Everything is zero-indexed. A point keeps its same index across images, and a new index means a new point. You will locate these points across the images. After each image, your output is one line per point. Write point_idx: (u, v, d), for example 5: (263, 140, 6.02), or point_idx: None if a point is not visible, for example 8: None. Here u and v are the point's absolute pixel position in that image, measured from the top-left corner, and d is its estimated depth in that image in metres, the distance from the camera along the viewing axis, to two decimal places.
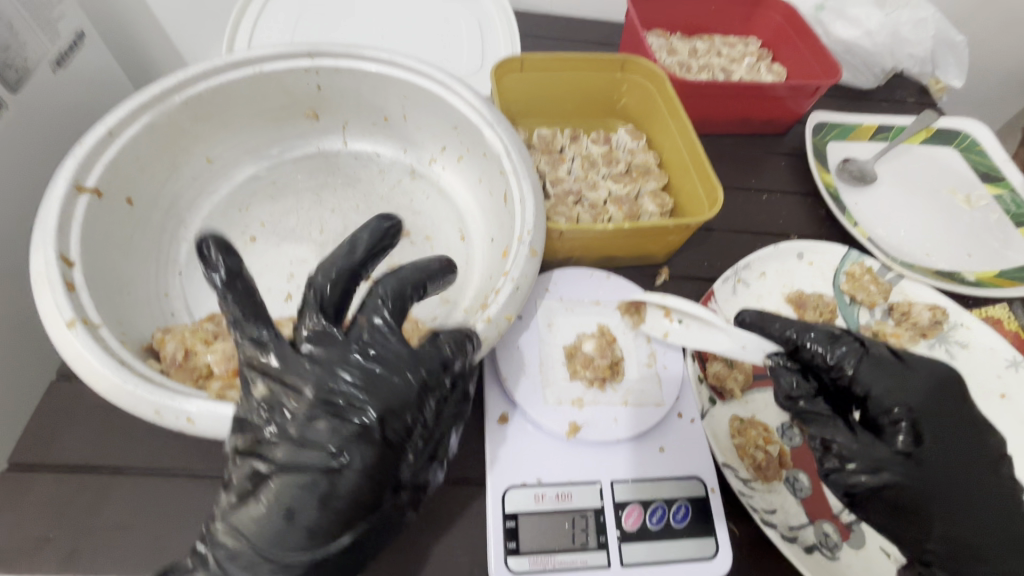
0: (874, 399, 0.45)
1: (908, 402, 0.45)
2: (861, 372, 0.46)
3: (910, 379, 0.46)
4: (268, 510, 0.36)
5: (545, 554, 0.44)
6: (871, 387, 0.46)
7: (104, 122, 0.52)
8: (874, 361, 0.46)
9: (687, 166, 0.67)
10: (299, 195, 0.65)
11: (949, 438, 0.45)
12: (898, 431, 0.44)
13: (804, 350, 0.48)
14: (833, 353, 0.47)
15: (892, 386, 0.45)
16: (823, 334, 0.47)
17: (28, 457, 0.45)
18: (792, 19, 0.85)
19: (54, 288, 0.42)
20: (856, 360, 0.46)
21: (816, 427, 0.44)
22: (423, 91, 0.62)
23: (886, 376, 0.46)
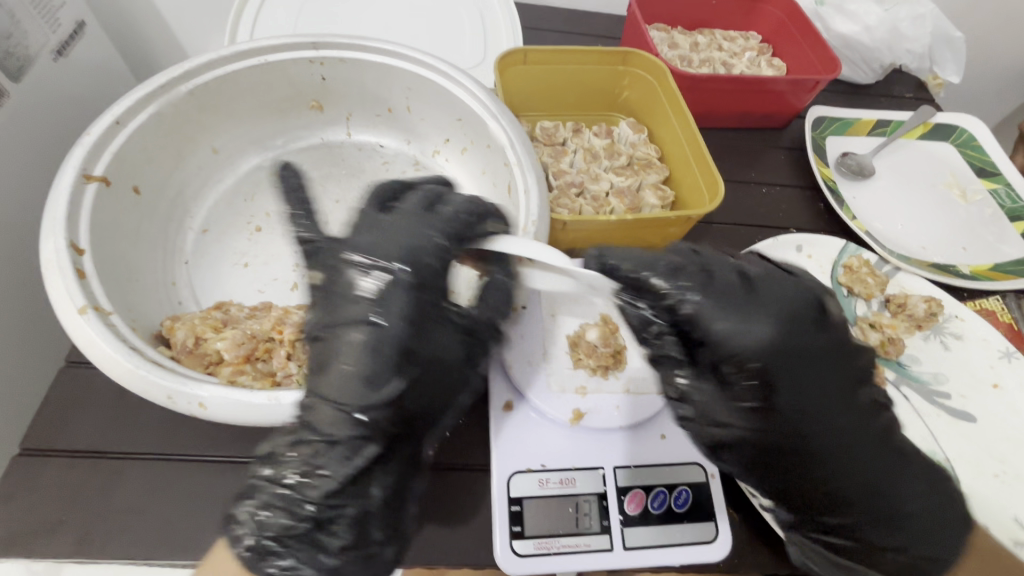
0: (713, 347, 0.38)
1: (748, 350, 0.37)
2: (700, 318, 0.38)
3: (754, 314, 0.38)
4: (334, 375, 0.39)
5: (549, 537, 0.45)
6: (711, 334, 0.38)
7: (111, 111, 0.52)
8: (707, 299, 0.38)
9: (687, 160, 0.68)
10: (304, 185, 0.65)
11: (821, 380, 0.40)
12: (739, 383, 0.39)
13: (647, 285, 0.39)
14: (675, 287, 0.38)
15: (732, 332, 0.38)
16: (663, 267, 0.39)
17: (41, 442, 0.46)
18: (792, 15, 0.86)
19: (65, 276, 0.42)
20: (698, 300, 0.38)
21: (666, 372, 0.41)
22: (428, 83, 0.63)
23: (728, 318, 0.38)
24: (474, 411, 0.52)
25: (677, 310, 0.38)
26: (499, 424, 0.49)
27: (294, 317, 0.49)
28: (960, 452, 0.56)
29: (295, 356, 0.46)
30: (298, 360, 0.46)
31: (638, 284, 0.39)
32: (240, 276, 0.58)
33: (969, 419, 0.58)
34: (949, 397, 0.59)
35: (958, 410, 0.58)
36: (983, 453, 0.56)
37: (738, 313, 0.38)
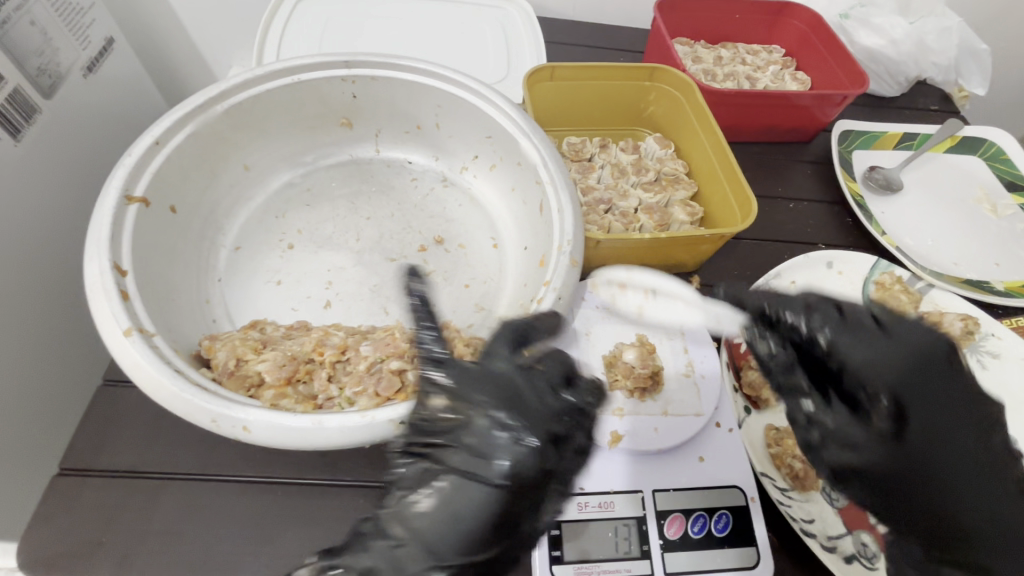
0: (849, 373, 0.41)
1: (885, 376, 0.41)
2: (837, 342, 0.42)
3: (892, 349, 0.41)
4: (417, 518, 0.34)
5: (589, 562, 0.44)
6: (847, 359, 0.41)
7: (151, 131, 0.52)
8: (851, 331, 0.42)
9: (717, 176, 0.67)
10: (334, 202, 0.65)
11: (939, 415, 0.41)
12: (877, 407, 0.41)
13: (781, 320, 0.45)
14: (806, 321, 0.44)
15: (870, 360, 0.41)
16: (798, 306, 0.44)
17: (79, 462, 0.46)
18: (816, 28, 0.86)
19: (109, 297, 0.43)
20: (829, 328, 0.43)
21: (789, 399, 0.45)
22: (458, 100, 0.63)
23: (866, 346, 0.41)
24: None
25: (811, 342, 0.43)
26: None
27: (334, 338, 0.49)
28: None
29: (335, 378, 0.46)
30: (338, 382, 0.46)
31: (775, 319, 0.45)
32: (272, 294, 0.58)
33: (1009, 441, 0.57)
34: None
35: None
36: None
37: (870, 344, 0.41)
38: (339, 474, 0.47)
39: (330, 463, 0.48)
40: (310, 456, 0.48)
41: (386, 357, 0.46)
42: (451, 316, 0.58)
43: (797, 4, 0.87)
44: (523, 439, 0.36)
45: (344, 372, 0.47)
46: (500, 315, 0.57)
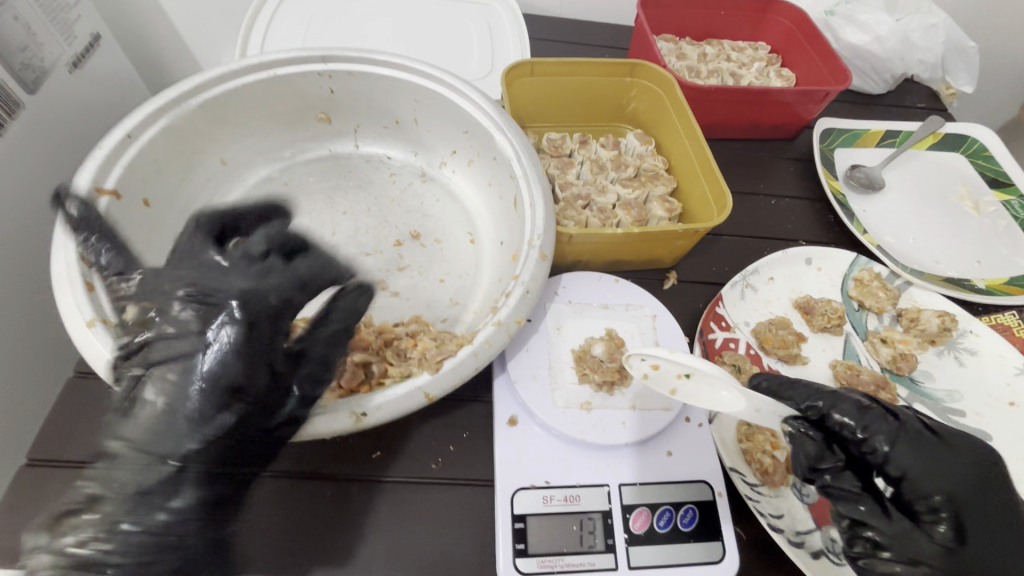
0: (908, 479, 0.43)
1: (947, 488, 0.42)
2: (894, 451, 0.43)
3: (950, 461, 0.43)
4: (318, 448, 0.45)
5: (553, 556, 0.44)
6: (906, 468, 0.43)
7: (123, 125, 0.53)
8: (909, 439, 0.44)
9: (695, 171, 0.67)
10: (311, 197, 0.66)
11: (1000, 537, 0.41)
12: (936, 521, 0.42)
13: (832, 419, 0.45)
14: (862, 425, 0.44)
15: (926, 468, 0.43)
16: (852, 406, 0.45)
17: (47, 453, 0.46)
18: (802, 24, 0.85)
19: (74, 288, 0.43)
20: (889, 436, 0.44)
21: (841, 503, 0.42)
22: (435, 96, 0.63)
23: (923, 458, 0.43)
24: (478, 424, 0.52)
25: (867, 448, 0.44)
26: (504, 439, 0.49)
27: None
28: None
29: None
30: None
31: (821, 417, 0.46)
32: None
33: (984, 437, 0.56)
34: (963, 414, 0.58)
35: (973, 428, 0.57)
36: None
37: (927, 456, 0.43)
38: (305, 465, 0.47)
39: (296, 455, 0.48)
40: None
41: (351, 351, 0.47)
42: (424, 310, 0.58)
43: (783, 1, 0.87)
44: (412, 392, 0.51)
45: None
46: (473, 311, 0.57)
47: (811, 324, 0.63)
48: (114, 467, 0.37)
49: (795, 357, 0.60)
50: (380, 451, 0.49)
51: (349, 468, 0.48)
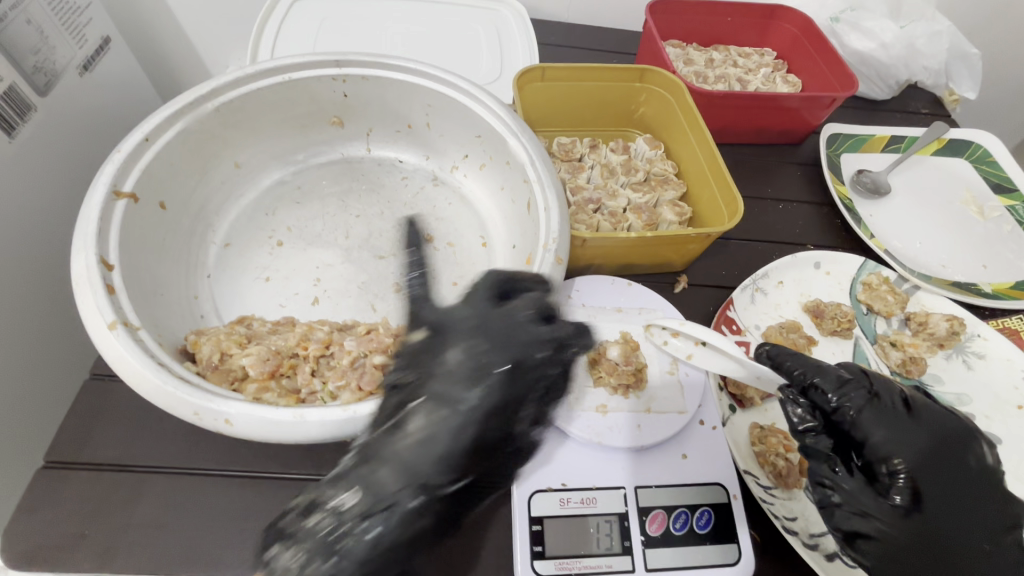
0: (871, 446, 0.45)
1: (907, 456, 0.44)
2: (862, 419, 0.45)
3: (915, 432, 0.45)
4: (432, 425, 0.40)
5: (571, 558, 0.45)
6: (871, 435, 0.45)
7: (141, 128, 0.53)
8: (877, 409, 0.46)
9: (705, 176, 0.68)
10: (324, 200, 0.66)
11: (950, 501, 0.43)
12: (894, 485, 0.44)
13: (811, 390, 0.47)
14: (838, 395, 0.46)
15: (891, 437, 0.45)
16: (832, 377, 0.46)
17: (65, 455, 0.46)
18: (808, 31, 0.86)
19: (95, 291, 0.43)
20: (858, 405, 0.46)
21: (812, 461, 0.46)
22: (447, 100, 0.64)
23: (890, 427, 0.45)
24: None
25: (840, 415, 0.46)
26: None
27: (317, 333, 0.50)
28: None
29: (318, 372, 0.47)
30: (321, 376, 0.46)
31: (804, 384, 0.47)
32: (261, 290, 0.58)
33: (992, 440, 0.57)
34: (972, 417, 0.59)
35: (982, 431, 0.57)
36: (1010, 476, 0.55)
37: (894, 425, 0.45)
38: (323, 468, 0.48)
39: (313, 457, 0.48)
40: (295, 450, 0.48)
41: (370, 352, 0.47)
42: None
43: (789, 8, 0.88)
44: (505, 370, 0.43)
45: (327, 367, 0.47)
46: None
47: (821, 328, 0.64)
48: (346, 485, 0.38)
49: None
50: None
51: None
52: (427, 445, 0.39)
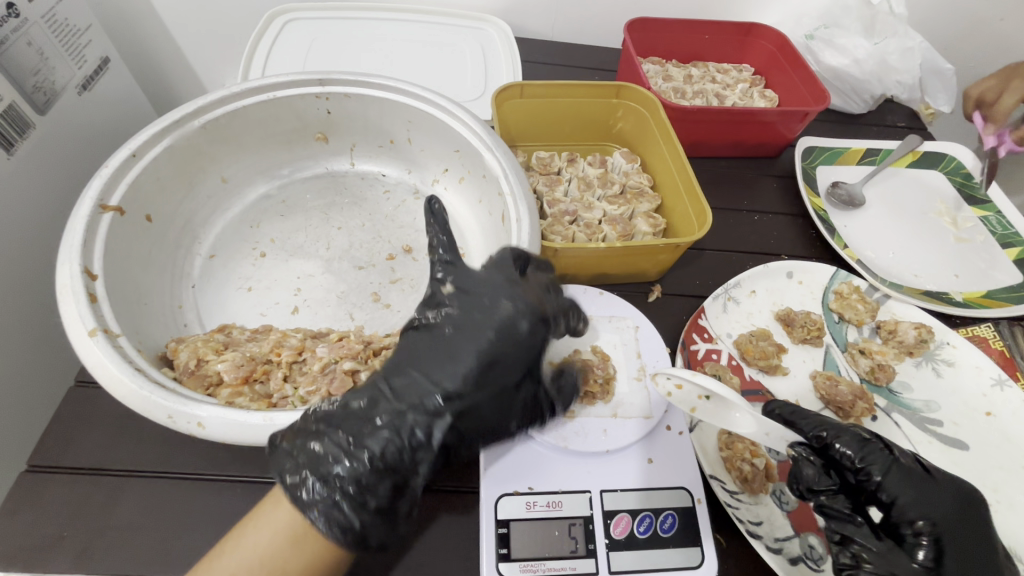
0: (899, 507, 0.45)
1: (934, 517, 0.45)
2: (889, 480, 0.46)
3: (940, 495, 0.46)
4: (442, 363, 0.45)
5: (536, 561, 0.45)
6: (898, 495, 0.46)
7: (128, 145, 0.55)
8: (904, 470, 0.46)
9: (678, 189, 0.70)
10: (307, 213, 0.68)
11: (979, 565, 0.43)
12: (920, 545, 0.45)
13: (834, 449, 0.48)
14: (862, 455, 0.47)
15: (918, 498, 0.45)
16: (852, 438, 0.47)
17: (46, 459, 0.48)
18: (783, 49, 0.88)
19: (78, 300, 0.45)
20: (884, 467, 0.46)
21: (835, 522, 0.46)
22: (426, 117, 0.66)
23: (917, 488, 0.46)
24: None
25: (864, 476, 0.47)
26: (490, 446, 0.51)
27: (292, 339, 0.52)
28: None
29: (291, 377, 0.49)
30: (294, 382, 0.48)
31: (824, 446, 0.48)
32: (243, 300, 0.60)
33: (961, 447, 0.58)
34: (940, 423, 0.59)
35: (949, 438, 0.58)
36: (976, 481, 0.55)
37: (919, 486, 0.46)
38: None
39: None
40: (269, 456, 0.50)
41: (341, 359, 0.49)
42: (414, 322, 0.60)
43: (765, 25, 0.90)
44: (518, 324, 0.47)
45: (300, 373, 0.49)
46: None
47: (792, 336, 0.65)
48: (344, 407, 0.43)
49: (776, 368, 0.61)
50: None
51: None
52: (433, 380, 0.45)
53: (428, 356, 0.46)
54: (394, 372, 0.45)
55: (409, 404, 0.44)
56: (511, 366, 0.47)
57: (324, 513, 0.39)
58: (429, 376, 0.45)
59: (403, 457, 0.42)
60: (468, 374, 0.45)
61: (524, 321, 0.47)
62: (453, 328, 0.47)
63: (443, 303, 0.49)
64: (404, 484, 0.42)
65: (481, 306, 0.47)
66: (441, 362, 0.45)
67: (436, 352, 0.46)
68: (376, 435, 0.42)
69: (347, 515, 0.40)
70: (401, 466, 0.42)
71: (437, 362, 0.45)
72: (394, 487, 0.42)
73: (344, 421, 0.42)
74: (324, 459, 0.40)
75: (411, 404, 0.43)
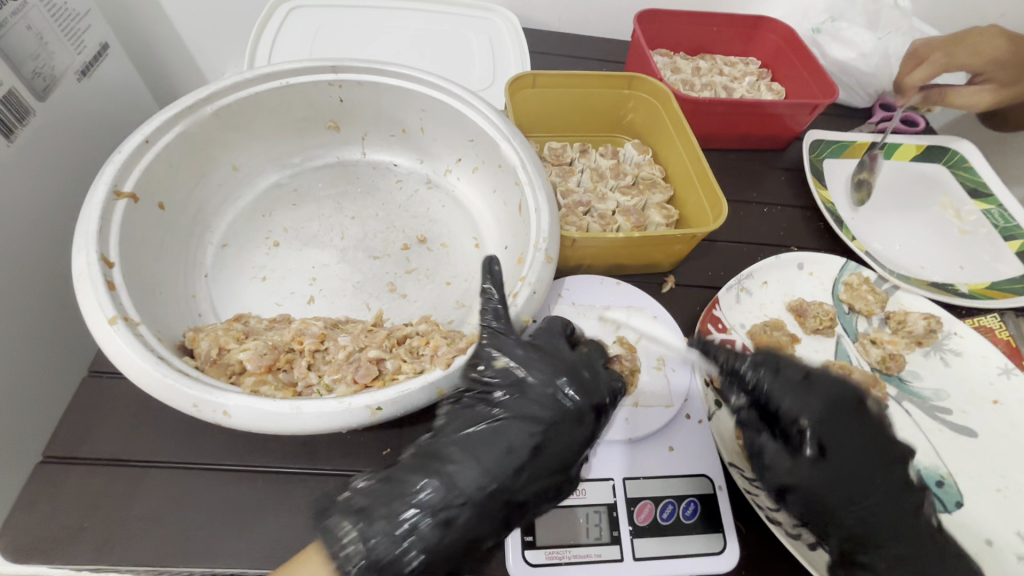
0: (784, 413, 0.49)
1: (812, 416, 0.48)
2: (774, 389, 0.49)
3: (818, 394, 0.49)
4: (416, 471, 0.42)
5: (561, 548, 0.46)
6: (782, 402, 0.49)
7: (141, 131, 0.54)
8: (788, 377, 0.50)
9: (691, 180, 0.70)
10: (320, 202, 0.67)
11: (851, 455, 0.47)
12: (804, 443, 0.48)
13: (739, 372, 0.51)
14: (755, 370, 0.50)
15: (797, 398, 0.49)
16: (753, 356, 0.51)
17: (61, 450, 0.47)
18: (791, 41, 0.89)
19: (96, 287, 0.44)
20: (770, 377, 0.50)
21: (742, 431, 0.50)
22: (441, 106, 0.65)
23: (794, 391, 0.49)
24: None
25: (758, 389, 0.50)
26: None
27: (312, 328, 0.51)
28: (962, 467, 0.56)
29: (314, 366, 0.48)
30: (318, 370, 0.48)
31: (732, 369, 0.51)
32: (258, 290, 0.60)
33: (970, 434, 0.59)
34: (949, 412, 0.60)
35: (958, 425, 0.59)
36: (986, 467, 0.56)
37: (801, 392, 0.49)
38: (316, 462, 0.49)
39: (310, 452, 0.49)
40: (291, 445, 0.49)
41: (365, 348, 0.49)
42: (432, 312, 0.59)
43: (772, 19, 0.91)
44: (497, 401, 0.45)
45: (323, 362, 0.49)
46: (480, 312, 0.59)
47: (804, 326, 0.66)
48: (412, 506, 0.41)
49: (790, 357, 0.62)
50: (390, 448, 0.50)
51: (362, 464, 0.49)
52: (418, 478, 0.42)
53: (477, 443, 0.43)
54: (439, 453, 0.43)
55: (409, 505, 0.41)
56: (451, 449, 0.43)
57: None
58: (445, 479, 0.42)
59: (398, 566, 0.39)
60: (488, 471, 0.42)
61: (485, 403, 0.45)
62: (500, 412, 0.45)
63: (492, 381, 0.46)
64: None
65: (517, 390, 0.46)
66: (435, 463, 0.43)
67: (490, 437, 0.43)
68: (433, 525, 0.40)
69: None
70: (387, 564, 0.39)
71: (492, 449, 0.43)
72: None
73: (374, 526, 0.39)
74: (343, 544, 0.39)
75: (467, 495, 0.41)
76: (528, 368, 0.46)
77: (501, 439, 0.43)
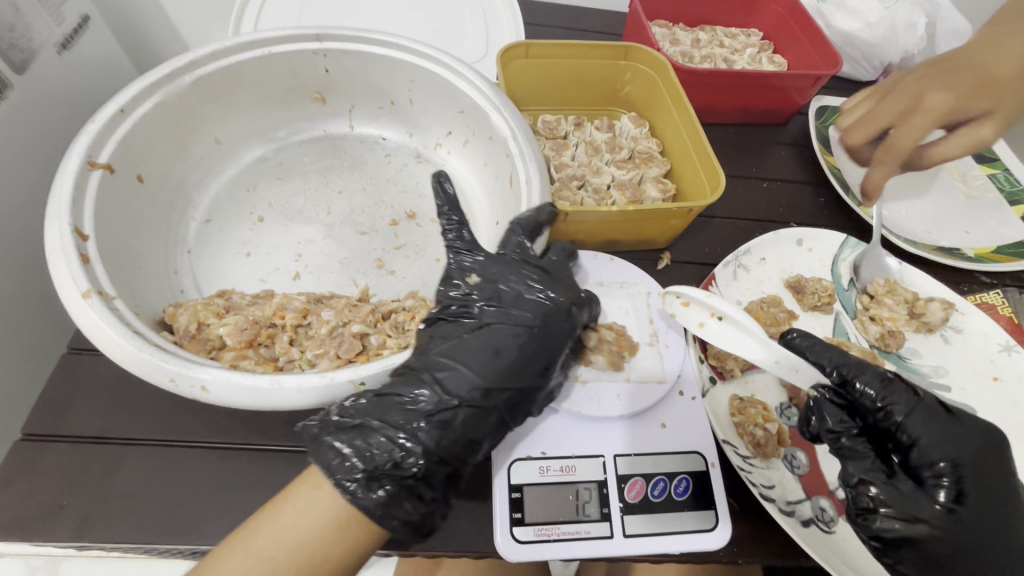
0: (920, 449, 0.42)
1: (955, 457, 0.42)
2: (910, 421, 0.43)
3: (962, 432, 0.43)
4: (476, 355, 0.43)
5: (550, 525, 0.45)
6: (920, 436, 0.43)
7: (116, 100, 0.52)
8: (927, 412, 0.43)
9: (689, 154, 0.68)
10: (306, 176, 0.66)
11: (992, 511, 0.41)
12: (941, 485, 0.42)
13: (854, 387, 0.45)
14: (883, 395, 0.44)
15: (942, 440, 0.42)
16: (876, 377, 0.44)
17: (41, 428, 0.46)
18: (793, 11, 0.86)
19: (69, 260, 0.43)
20: (906, 408, 0.43)
21: (855, 463, 0.43)
22: (430, 75, 0.63)
23: (937, 426, 0.43)
24: None
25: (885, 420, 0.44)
26: None
27: (295, 303, 0.50)
28: None
29: (296, 341, 0.47)
30: (300, 345, 0.47)
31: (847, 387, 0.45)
32: (242, 265, 0.58)
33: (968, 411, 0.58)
34: (948, 389, 0.59)
35: (958, 402, 0.58)
36: None
37: (943, 427, 0.43)
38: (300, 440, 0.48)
39: (294, 430, 0.48)
40: (275, 423, 0.48)
41: (348, 322, 0.48)
42: (420, 288, 0.58)
43: None
44: (535, 306, 0.46)
45: (306, 337, 0.48)
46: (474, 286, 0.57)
47: (802, 303, 0.65)
48: (444, 381, 0.42)
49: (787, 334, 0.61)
50: None
51: None
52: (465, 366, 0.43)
53: (470, 346, 0.44)
54: (456, 356, 0.43)
55: (458, 397, 0.41)
56: (487, 341, 0.44)
57: (381, 511, 0.38)
58: (477, 363, 0.43)
59: (452, 451, 0.41)
60: (512, 367, 0.43)
61: (529, 309, 0.46)
62: (504, 314, 0.45)
63: (497, 282, 0.47)
64: (455, 475, 0.42)
65: (531, 298, 0.46)
66: (479, 352, 0.44)
67: (479, 343, 0.44)
68: (429, 429, 0.40)
69: (406, 512, 0.39)
70: (452, 458, 0.41)
71: (490, 352, 0.44)
72: (446, 477, 0.41)
73: (444, 415, 0.41)
74: (371, 453, 0.38)
75: (461, 398, 0.41)
76: (558, 285, 0.48)
77: (487, 344, 0.44)
